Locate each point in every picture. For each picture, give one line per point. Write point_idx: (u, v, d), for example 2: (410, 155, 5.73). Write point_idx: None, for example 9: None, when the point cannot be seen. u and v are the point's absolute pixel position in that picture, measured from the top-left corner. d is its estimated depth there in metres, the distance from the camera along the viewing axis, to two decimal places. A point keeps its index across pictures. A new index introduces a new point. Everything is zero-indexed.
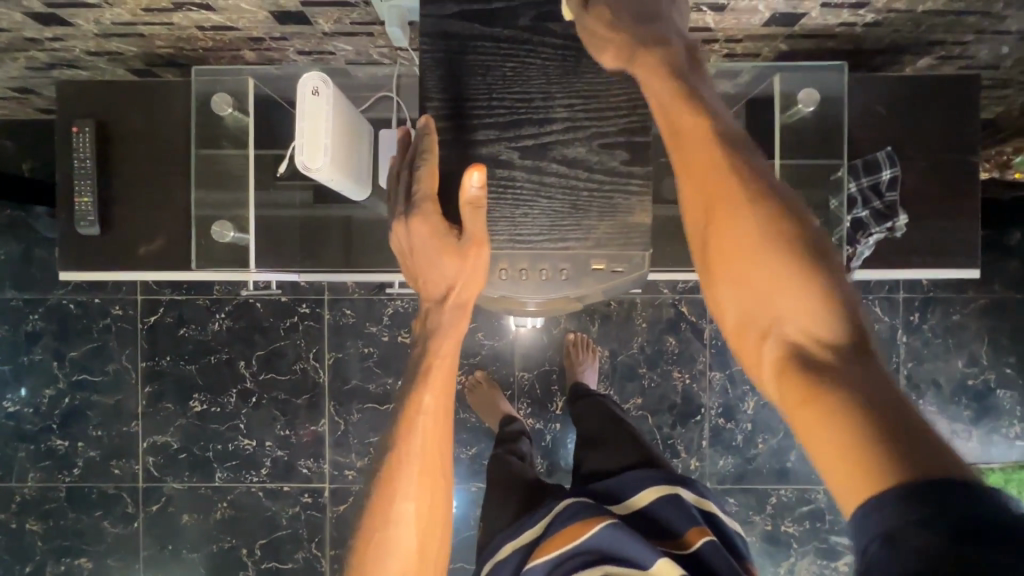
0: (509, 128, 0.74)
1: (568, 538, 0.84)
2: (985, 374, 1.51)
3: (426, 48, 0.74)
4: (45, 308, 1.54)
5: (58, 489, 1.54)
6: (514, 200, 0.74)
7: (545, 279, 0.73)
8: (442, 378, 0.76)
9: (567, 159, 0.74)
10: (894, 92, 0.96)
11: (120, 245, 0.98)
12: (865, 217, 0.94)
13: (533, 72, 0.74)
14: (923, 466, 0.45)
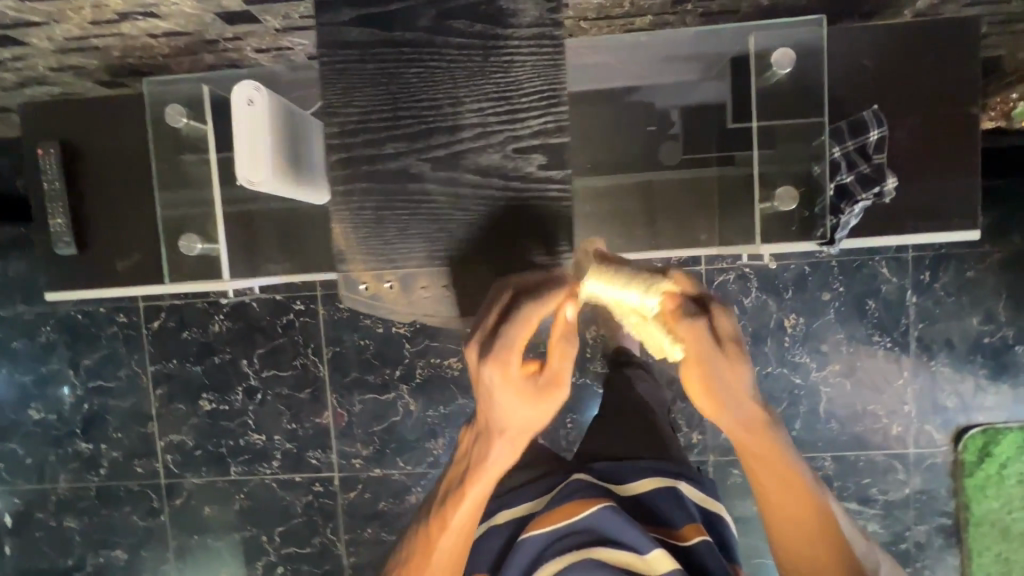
0: (417, 140, 0.75)
1: (563, 516, 0.79)
2: (1002, 331, 1.44)
3: (326, 60, 0.74)
4: (56, 320, 1.60)
5: (88, 488, 1.63)
6: (431, 212, 0.75)
7: (467, 293, 0.76)
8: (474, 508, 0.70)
9: (480, 169, 0.75)
10: (882, 43, 0.88)
11: (97, 263, 0.99)
12: (851, 184, 0.88)
13: (435, 78, 0.73)
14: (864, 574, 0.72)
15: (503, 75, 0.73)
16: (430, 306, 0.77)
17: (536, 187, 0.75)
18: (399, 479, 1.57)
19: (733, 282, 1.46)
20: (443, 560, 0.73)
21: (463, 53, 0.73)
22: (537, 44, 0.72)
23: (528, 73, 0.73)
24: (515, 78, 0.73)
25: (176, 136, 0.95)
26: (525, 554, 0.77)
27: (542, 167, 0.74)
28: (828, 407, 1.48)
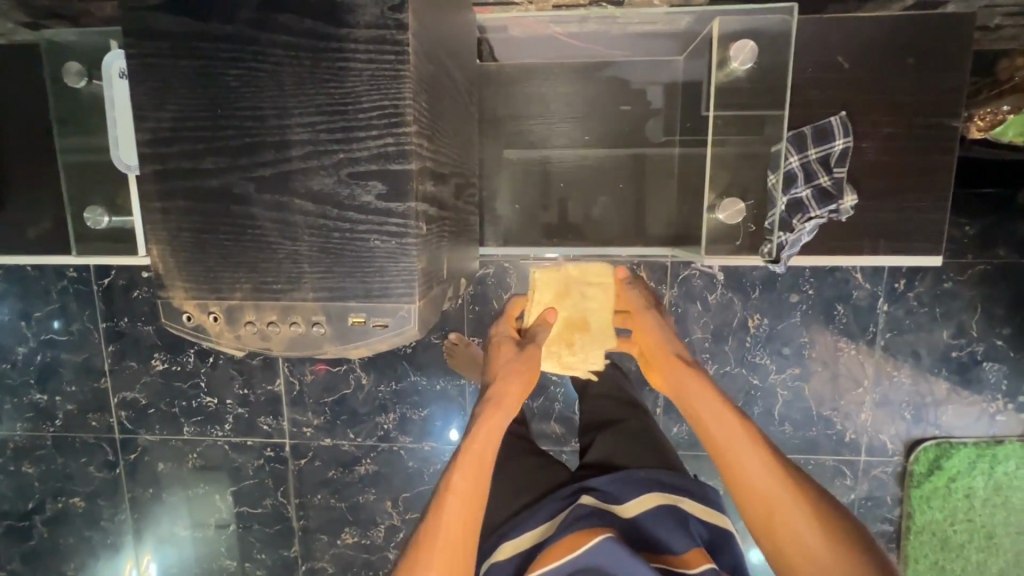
0: (242, 154, 0.72)
1: (565, 553, 0.83)
2: (972, 346, 1.38)
3: (138, 57, 0.71)
4: (4, 270, 1.56)
5: (44, 438, 1.65)
6: (257, 241, 0.74)
7: (299, 332, 0.75)
8: (472, 461, 0.81)
9: (312, 190, 0.72)
10: (861, 40, 0.84)
11: (8, 228, 0.94)
12: (806, 198, 0.85)
13: (260, 84, 0.70)
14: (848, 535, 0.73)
15: (334, 87, 0.69)
16: (256, 340, 0.76)
17: (370, 216, 0.71)
18: (349, 450, 1.57)
19: (699, 277, 1.40)
20: (451, 513, 0.76)
21: (291, 56, 0.69)
22: (376, 51, 0.67)
23: (363, 87, 0.68)
24: (350, 91, 0.68)
25: (81, 97, 0.88)
26: None
27: (381, 197, 0.71)
28: (782, 410, 1.45)
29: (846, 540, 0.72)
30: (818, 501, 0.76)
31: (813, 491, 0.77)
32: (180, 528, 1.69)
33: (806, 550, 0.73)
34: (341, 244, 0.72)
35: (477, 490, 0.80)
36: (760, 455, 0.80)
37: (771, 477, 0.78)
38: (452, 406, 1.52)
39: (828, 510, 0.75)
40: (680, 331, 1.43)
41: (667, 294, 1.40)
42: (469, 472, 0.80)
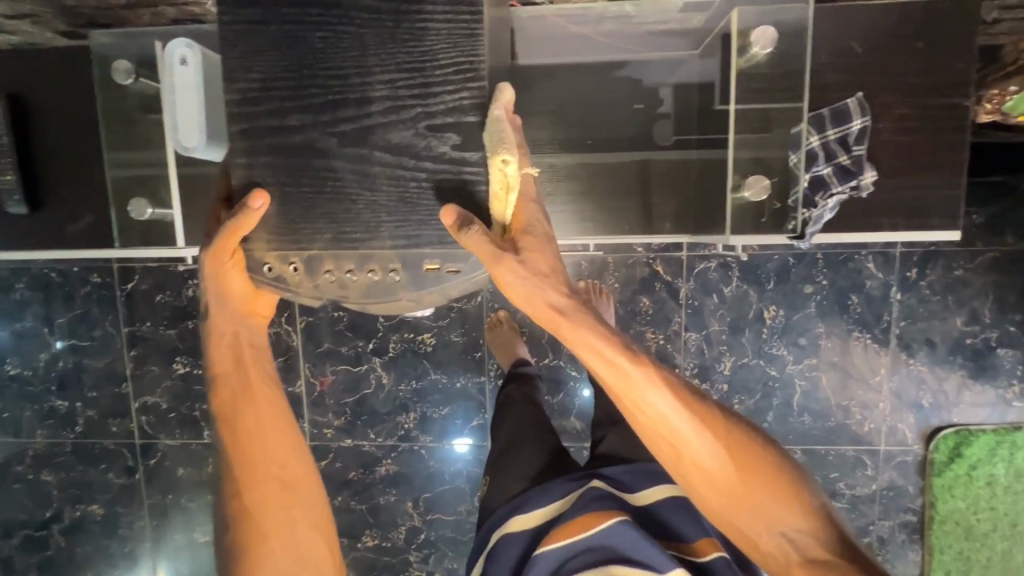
0: (324, 110, 0.71)
1: (578, 529, 0.83)
2: (986, 333, 1.41)
3: (227, 20, 0.70)
4: (29, 277, 1.58)
5: (64, 444, 1.65)
6: (336, 193, 0.72)
7: (375, 281, 0.73)
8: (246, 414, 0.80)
9: (392, 143, 0.71)
10: (873, 28, 0.88)
11: (49, 224, 0.97)
12: (828, 175, 0.89)
13: (343, 44, 0.69)
14: (755, 447, 0.74)
15: (415, 42, 0.68)
16: (335, 291, 0.74)
17: (448, 166, 0.71)
18: (370, 450, 1.57)
19: (714, 270, 1.43)
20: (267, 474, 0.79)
21: (374, 16, 0.68)
22: (456, 10, 0.68)
23: (443, 43, 0.68)
24: (432, 45, 0.68)
25: (128, 96, 0.92)
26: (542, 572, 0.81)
27: (457, 148, 0.71)
28: (801, 401, 1.46)
29: (751, 459, 0.73)
30: (735, 440, 0.73)
31: (730, 432, 0.73)
32: (198, 535, 1.67)
33: (716, 483, 0.72)
34: (419, 193, 0.72)
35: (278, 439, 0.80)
36: (668, 410, 0.71)
37: (675, 418, 0.71)
38: (472, 404, 1.53)
39: (732, 431, 0.73)
40: (697, 324, 1.45)
41: (682, 287, 1.44)
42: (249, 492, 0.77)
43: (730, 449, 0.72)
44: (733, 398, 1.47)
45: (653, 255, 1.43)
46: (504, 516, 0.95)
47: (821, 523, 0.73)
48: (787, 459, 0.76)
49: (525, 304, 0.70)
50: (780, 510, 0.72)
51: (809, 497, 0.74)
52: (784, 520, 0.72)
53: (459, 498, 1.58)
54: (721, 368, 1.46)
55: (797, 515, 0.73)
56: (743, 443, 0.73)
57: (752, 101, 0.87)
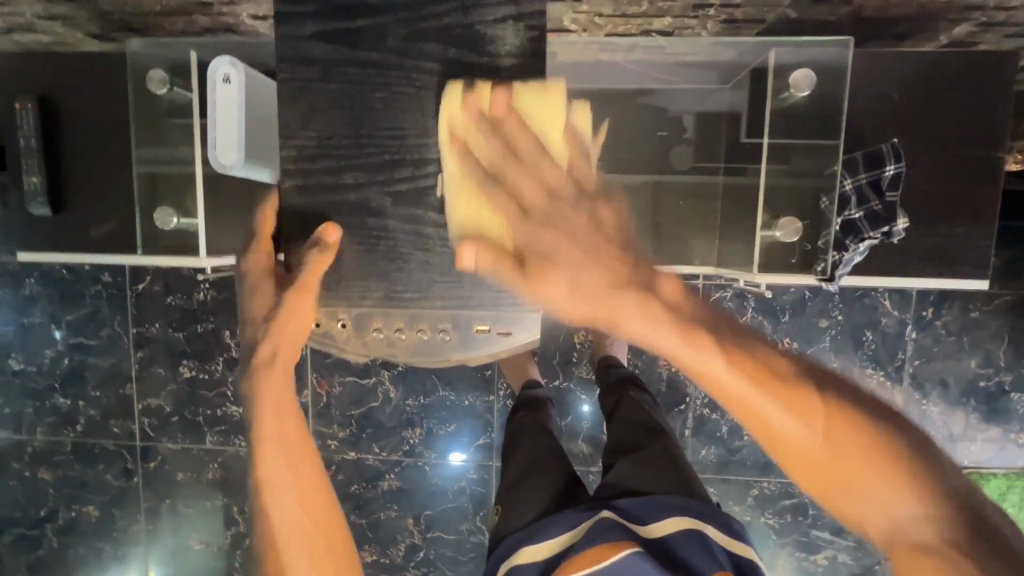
0: (385, 170, 0.84)
1: (591, 561, 0.81)
2: (999, 376, 1.40)
3: (288, 79, 0.83)
4: (39, 272, 1.57)
5: (64, 443, 1.63)
6: (391, 254, 0.86)
7: (424, 339, 0.86)
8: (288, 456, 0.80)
9: (445, 203, 0.84)
10: (909, 75, 0.88)
11: (70, 228, 0.96)
12: (858, 219, 0.90)
13: (400, 107, 0.83)
14: (857, 406, 0.63)
15: None
16: (383, 347, 0.86)
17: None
18: (373, 464, 1.56)
19: (731, 299, 1.42)
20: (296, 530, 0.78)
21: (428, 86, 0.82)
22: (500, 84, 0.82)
23: None
24: None
25: (159, 103, 0.91)
26: None
27: None
28: None
29: (854, 420, 0.62)
30: (815, 404, 0.63)
31: (810, 399, 0.63)
32: (195, 541, 1.65)
33: (806, 450, 0.62)
34: None
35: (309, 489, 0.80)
36: (739, 368, 0.65)
37: (743, 376, 0.64)
38: (479, 422, 1.52)
39: (825, 391, 0.64)
40: None
41: None
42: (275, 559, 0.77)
43: (825, 410, 0.63)
44: (743, 429, 1.46)
45: None
46: (513, 545, 0.93)
47: (953, 514, 0.57)
48: (912, 438, 0.61)
49: (565, 255, 0.71)
50: (879, 472, 0.59)
51: (914, 448, 0.61)
52: (894, 503, 0.58)
53: (461, 517, 1.56)
54: None
55: (912, 495, 0.58)
56: (842, 403, 0.63)
57: (777, 140, 0.90)
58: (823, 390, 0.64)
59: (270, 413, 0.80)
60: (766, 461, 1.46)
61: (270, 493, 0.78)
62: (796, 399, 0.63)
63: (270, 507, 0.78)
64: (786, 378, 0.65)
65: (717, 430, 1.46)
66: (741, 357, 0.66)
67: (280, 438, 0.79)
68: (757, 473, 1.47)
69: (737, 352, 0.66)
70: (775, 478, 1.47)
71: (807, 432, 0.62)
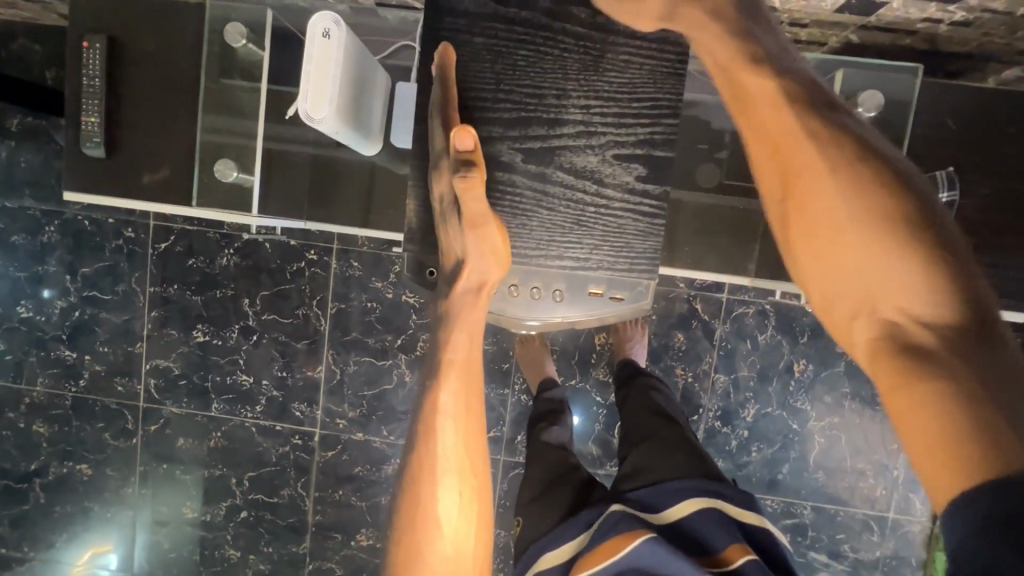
0: (518, 126, 0.85)
1: (606, 554, 0.81)
2: None
3: (433, 27, 0.84)
4: (60, 222, 1.54)
5: (64, 397, 1.59)
6: (516, 209, 0.86)
7: (539, 297, 0.86)
8: (459, 374, 0.75)
9: (576, 165, 0.86)
10: (967, 108, 0.94)
11: (123, 173, 0.95)
12: None
13: (546, 65, 0.84)
14: (976, 321, 0.46)
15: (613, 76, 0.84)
16: (500, 299, 0.87)
17: (628, 194, 0.87)
18: (380, 447, 1.54)
19: (752, 316, 1.44)
20: (447, 449, 0.75)
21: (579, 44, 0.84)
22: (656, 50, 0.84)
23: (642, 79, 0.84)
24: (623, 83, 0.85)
25: (233, 57, 0.93)
26: None
27: (641, 178, 0.86)
28: (818, 458, 1.47)
29: (962, 331, 0.45)
30: (866, 210, 0.50)
31: (899, 261, 0.48)
32: (187, 510, 1.62)
33: (896, 299, 0.48)
34: (594, 216, 0.87)
35: (469, 410, 0.76)
36: (851, 207, 0.50)
37: (850, 207, 0.50)
38: (491, 415, 1.52)
39: (959, 302, 0.46)
40: (727, 366, 1.46)
41: (718, 329, 1.45)
42: (408, 551, 0.73)
43: (914, 292, 0.47)
44: (751, 445, 1.47)
45: (694, 293, 1.44)
46: (538, 550, 0.93)
47: (984, 352, 0.44)
48: None
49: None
50: (917, 294, 0.47)
51: (986, 317, 0.45)
52: (939, 404, 0.43)
53: None
54: (744, 415, 1.47)
55: (941, 307, 0.46)
56: (945, 296, 0.46)
57: None
58: (983, 305, 0.46)
59: (456, 399, 0.75)
60: (771, 478, 1.48)
61: (426, 485, 0.74)
62: (894, 269, 0.48)
63: (418, 503, 0.74)
64: (937, 277, 0.47)
65: (726, 444, 1.48)
66: (876, 200, 0.50)
67: (464, 431, 0.75)
68: (761, 490, 1.49)
69: (884, 193, 0.50)
70: (779, 496, 1.48)
71: (887, 330, 0.49)
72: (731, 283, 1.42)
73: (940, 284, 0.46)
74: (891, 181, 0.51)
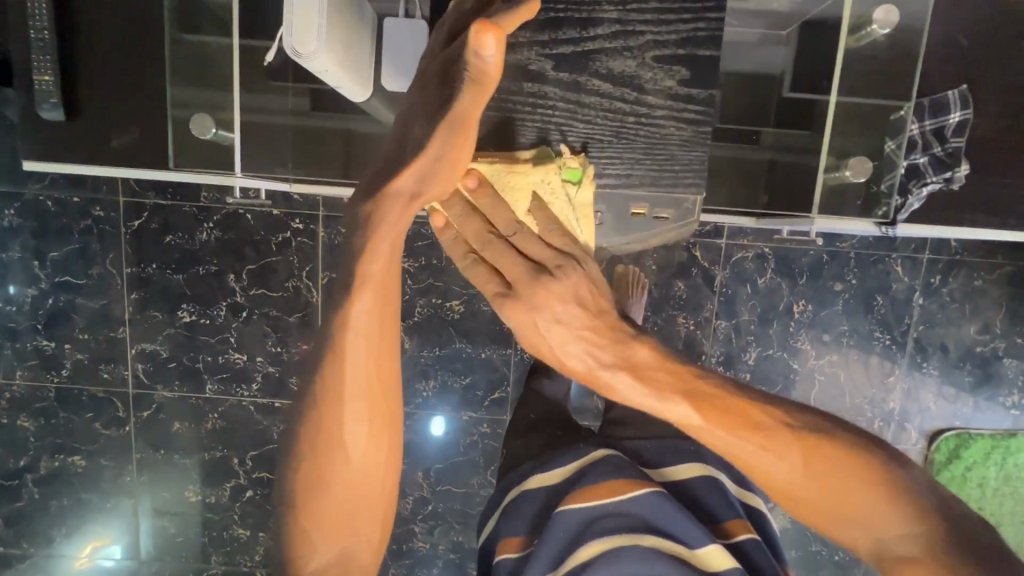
0: (548, 29, 0.78)
1: (606, 494, 0.76)
2: (995, 342, 1.47)
3: None
4: (20, 204, 1.44)
5: (47, 389, 1.52)
6: (544, 122, 0.80)
7: None
8: (380, 293, 0.60)
9: (612, 70, 0.79)
10: (975, 23, 0.91)
11: (90, 136, 0.88)
12: (923, 164, 0.92)
13: None
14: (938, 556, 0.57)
15: None
16: None
17: (672, 101, 0.80)
18: None
19: (751, 260, 1.44)
20: (357, 373, 0.62)
21: None
22: None
23: None
24: None
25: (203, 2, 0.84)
26: (561, 526, 0.75)
27: (684, 83, 0.79)
28: (818, 396, 1.50)
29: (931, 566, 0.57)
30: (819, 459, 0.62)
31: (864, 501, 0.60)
32: (190, 493, 1.58)
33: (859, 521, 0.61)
34: (635, 127, 0.80)
35: (384, 333, 0.62)
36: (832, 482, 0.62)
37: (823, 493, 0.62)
38: (495, 376, 1.50)
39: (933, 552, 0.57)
40: (728, 312, 1.46)
41: (718, 275, 1.44)
42: (317, 468, 0.63)
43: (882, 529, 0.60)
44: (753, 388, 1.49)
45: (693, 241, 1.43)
46: (525, 475, 0.91)
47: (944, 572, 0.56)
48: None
49: None
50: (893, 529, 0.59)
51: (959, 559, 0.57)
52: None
53: (472, 471, 1.55)
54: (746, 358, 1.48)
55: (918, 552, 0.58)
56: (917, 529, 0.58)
57: (851, 98, 0.88)
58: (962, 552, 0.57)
59: (370, 319, 0.61)
60: None
61: (334, 404, 0.62)
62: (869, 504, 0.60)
63: (328, 427, 0.62)
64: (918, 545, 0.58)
65: None
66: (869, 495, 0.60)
67: (374, 354, 0.62)
68: None
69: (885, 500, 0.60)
70: None
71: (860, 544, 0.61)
72: (730, 228, 1.41)
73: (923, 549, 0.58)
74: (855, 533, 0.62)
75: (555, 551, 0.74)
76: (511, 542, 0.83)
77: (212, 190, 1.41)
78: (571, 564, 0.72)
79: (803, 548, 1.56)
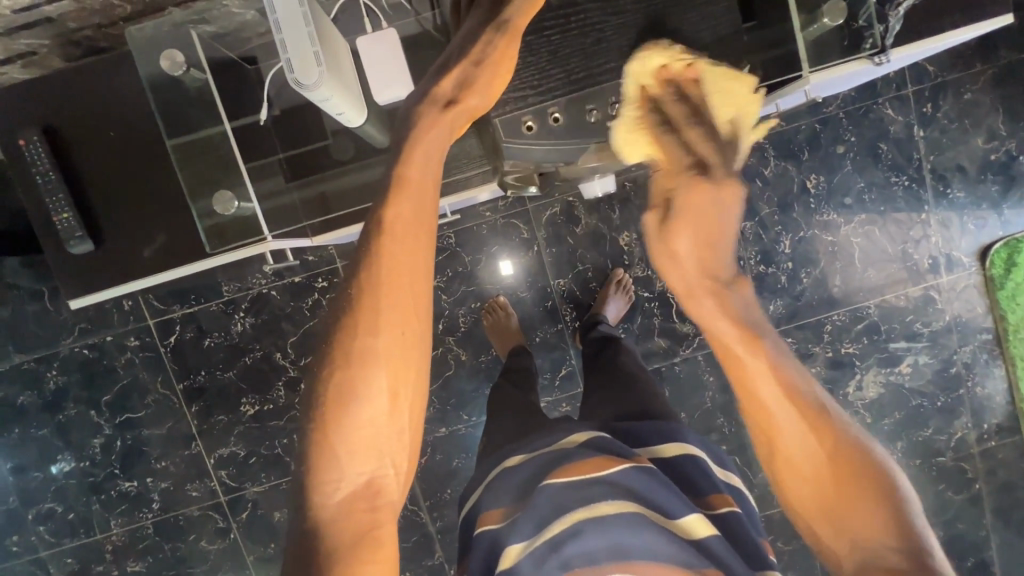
0: None
1: (593, 468, 0.74)
2: (1005, 145, 1.48)
3: None
4: (59, 361, 1.46)
5: (145, 527, 1.53)
6: (583, 24, 0.83)
7: None
8: (415, 200, 0.56)
9: None
10: None
11: (122, 254, 0.92)
12: None
13: None
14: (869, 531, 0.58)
15: None
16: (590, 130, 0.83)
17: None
18: (466, 433, 1.52)
19: (751, 155, 1.47)
20: (384, 298, 0.55)
21: None
22: None
23: None
24: None
25: (184, 94, 0.87)
26: (541, 503, 0.72)
27: None
28: (862, 257, 1.51)
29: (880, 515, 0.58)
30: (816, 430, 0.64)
31: (844, 488, 0.60)
32: None
33: (815, 478, 0.63)
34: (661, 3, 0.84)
35: (419, 244, 0.56)
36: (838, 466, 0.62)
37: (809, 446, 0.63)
38: (556, 355, 1.51)
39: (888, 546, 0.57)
40: (749, 212, 1.48)
41: None
42: (338, 397, 0.54)
43: (836, 502, 0.61)
44: (800, 273, 1.50)
45: None
46: (509, 450, 0.89)
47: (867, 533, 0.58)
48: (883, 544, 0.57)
49: None
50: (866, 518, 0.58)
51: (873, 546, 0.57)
52: (872, 522, 0.58)
53: None
54: (783, 248, 1.49)
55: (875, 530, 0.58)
56: (874, 516, 0.58)
57: None
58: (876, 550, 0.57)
59: (406, 223, 0.56)
60: (828, 295, 1.51)
61: (355, 331, 0.54)
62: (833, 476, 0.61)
63: (351, 347, 0.54)
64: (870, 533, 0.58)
65: (778, 282, 1.50)
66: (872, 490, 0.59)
67: (400, 273, 0.55)
68: (826, 308, 1.52)
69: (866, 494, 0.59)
70: (843, 307, 1.52)
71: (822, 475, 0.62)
72: None
73: (882, 539, 0.57)
74: (852, 482, 0.61)
75: (535, 523, 0.72)
76: (492, 514, 0.79)
77: (233, 280, 1.44)
78: (555, 533, 0.69)
79: (906, 408, 1.55)
